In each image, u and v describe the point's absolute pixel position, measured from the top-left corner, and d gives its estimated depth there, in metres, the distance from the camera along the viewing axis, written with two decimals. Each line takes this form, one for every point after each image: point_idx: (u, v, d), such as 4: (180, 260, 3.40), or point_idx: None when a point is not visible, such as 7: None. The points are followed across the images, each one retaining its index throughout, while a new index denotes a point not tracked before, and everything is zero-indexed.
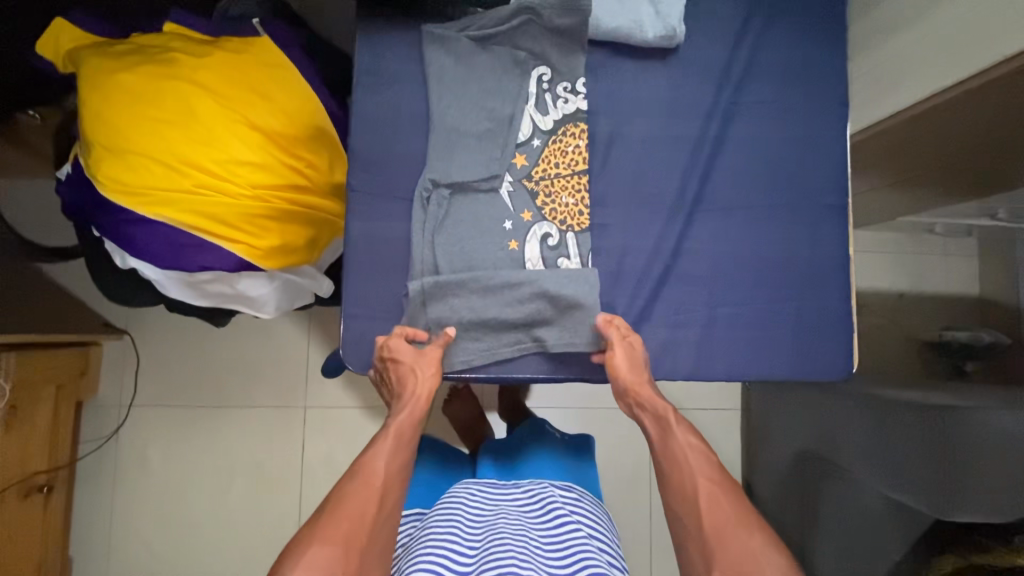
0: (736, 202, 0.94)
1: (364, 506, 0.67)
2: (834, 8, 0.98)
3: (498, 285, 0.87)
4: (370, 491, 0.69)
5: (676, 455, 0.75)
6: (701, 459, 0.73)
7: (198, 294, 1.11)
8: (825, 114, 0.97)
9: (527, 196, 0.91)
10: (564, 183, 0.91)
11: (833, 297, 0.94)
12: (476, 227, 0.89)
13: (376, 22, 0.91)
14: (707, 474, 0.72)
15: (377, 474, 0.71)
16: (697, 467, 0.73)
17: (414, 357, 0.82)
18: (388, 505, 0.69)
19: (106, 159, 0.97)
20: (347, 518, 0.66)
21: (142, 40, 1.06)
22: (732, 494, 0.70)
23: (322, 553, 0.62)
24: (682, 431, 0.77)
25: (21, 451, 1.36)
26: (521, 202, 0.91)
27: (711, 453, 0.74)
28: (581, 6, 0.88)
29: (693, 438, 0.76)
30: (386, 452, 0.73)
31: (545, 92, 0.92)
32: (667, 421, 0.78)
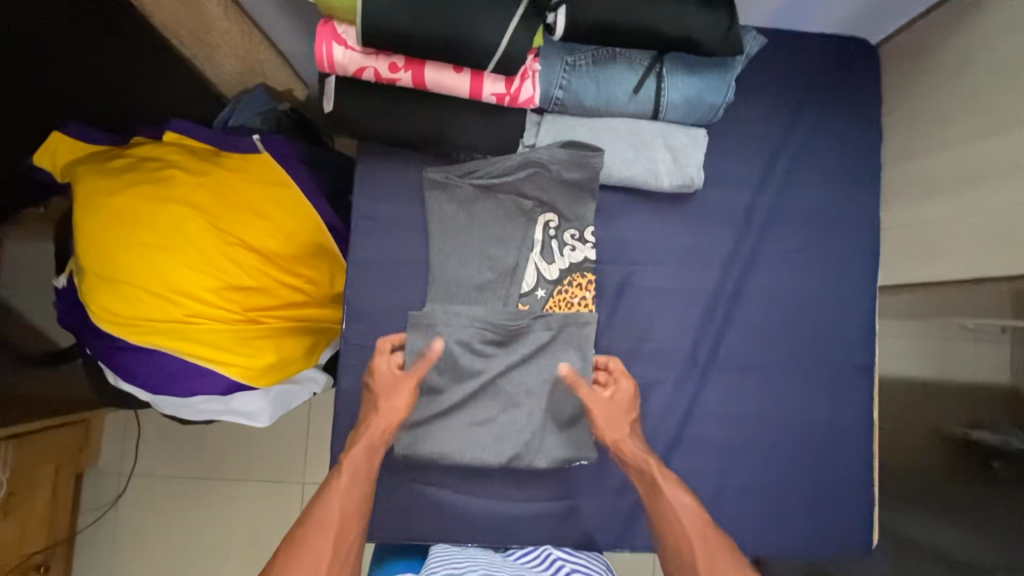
0: (753, 359, 0.89)
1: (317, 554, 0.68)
2: (862, 150, 0.93)
3: (490, 423, 0.84)
4: (326, 532, 0.70)
5: (669, 517, 0.73)
6: (695, 516, 0.72)
7: (190, 413, 1.06)
8: (852, 264, 0.91)
9: (540, 334, 0.84)
10: (567, 323, 0.84)
11: (855, 464, 0.90)
12: (470, 356, 0.83)
13: (379, 162, 0.87)
14: (701, 528, 0.71)
15: (332, 515, 0.71)
16: (689, 525, 0.71)
17: (383, 383, 0.80)
18: (343, 545, 0.70)
19: (96, 288, 0.95)
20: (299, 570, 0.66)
21: (139, 151, 1.03)
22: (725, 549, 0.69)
23: None
24: (669, 486, 0.75)
25: (19, 532, 1.40)
26: (535, 340, 0.84)
27: (699, 506, 0.73)
28: (591, 162, 0.82)
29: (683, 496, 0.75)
30: (340, 491, 0.73)
31: (552, 240, 0.87)
32: (657, 483, 0.76)
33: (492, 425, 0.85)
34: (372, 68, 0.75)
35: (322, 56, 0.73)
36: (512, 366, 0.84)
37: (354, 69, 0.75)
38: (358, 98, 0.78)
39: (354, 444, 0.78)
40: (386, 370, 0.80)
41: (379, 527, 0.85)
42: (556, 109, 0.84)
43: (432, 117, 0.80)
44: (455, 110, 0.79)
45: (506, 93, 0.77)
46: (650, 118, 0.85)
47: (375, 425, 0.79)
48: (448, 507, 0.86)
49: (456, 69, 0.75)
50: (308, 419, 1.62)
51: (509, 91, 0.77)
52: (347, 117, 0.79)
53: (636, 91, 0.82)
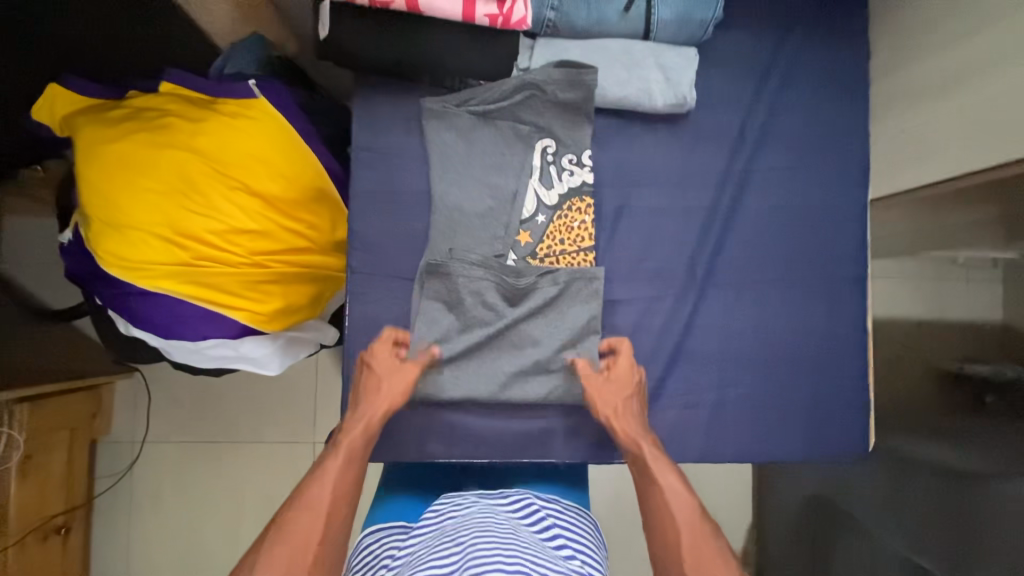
0: (749, 274, 0.92)
1: (315, 518, 0.65)
2: (850, 67, 0.95)
3: (501, 349, 0.88)
4: (316, 515, 0.65)
5: (656, 500, 0.70)
6: (684, 503, 0.69)
7: (202, 359, 1.09)
8: (843, 180, 0.93)
9: (546, 291, 0.86)
10: (571, 277, 0.86)
11: (852, 375, 0.93)
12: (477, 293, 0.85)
13: (376, 94, 0.88)
14: (690, 517, 0.68)
15: (324, 497, 0.67)
16: (682, 514, 0.68)
17: (384, 371, 0.81)
18: (334, 526, 0.66)
19: (103, 235, 0.96)
20: (297, 533, 0.64)
21: (137, 102, 1.04)
22: (714, 538, 0.66)
23: None
24: (660, 470, 0.73)
25: (37, 496, 1.40)
26: (542, 297, 0.86)
27: (692, 496, 0.70)
28: (586, 81, 0.84)
29: (671, 478, 0.72)
30: (334, 470, 0.70)
31: (550, 165, 0.89)
32: (646, 465, 0.74)
33: (501, 353, 0.88)
34: None
35: None
36: (519, 319, 0.87)
37: None
38: (353, 25, 0.79)
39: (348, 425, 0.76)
40: (388, 365, 0.82)
41: (393, 450, 0.88)
42: (549, 32, 0.85)
43: (427, 41, 0.81)
44: (449, 32, 0.81)
45: (498, 14, 0.78)
46: (641, 38, 0.86)
47: (374, 406, 0.79)
48: (459, 429, 0.89)
49: None
50: (316, 380, 1.65)
51: (502, 11, 0.78)
52: (342, 45, 0.80)
53: (626, 10, 0.83)
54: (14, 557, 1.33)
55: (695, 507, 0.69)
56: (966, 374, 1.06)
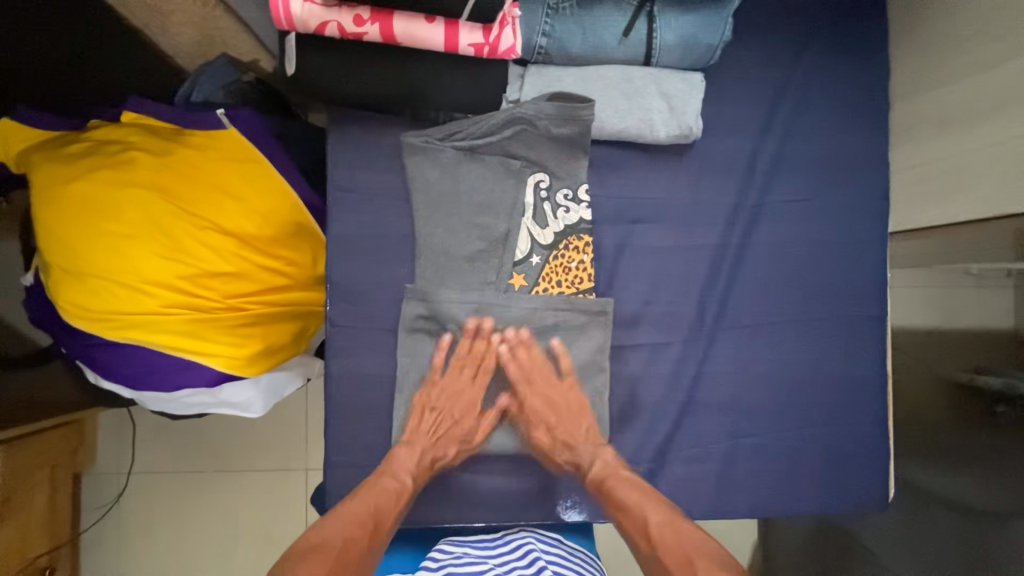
0: (761, 316, 0.85)
1: (379, 501, 0.71)
2: (870, 86, 0.87)
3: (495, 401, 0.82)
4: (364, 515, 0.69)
5: (610, 495, 0.74)
6: (652, 507, 0.71)
7: (181, 406, 1.02)
8: (860, 211, 0.87)
9: (543, 324, 0.81)
10: (576, 306, 0.81)
11: (870, 418, 0.87)
12: (469, 340, 0.80)
13: (353, 129, 0.80)
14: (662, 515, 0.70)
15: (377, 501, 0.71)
16: (642, 501, 0.72)
17: (462, 389, 0.81)
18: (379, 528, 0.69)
19: (65, 283, 0.89)
20: (360, 513, 0.69)
21: (97, 135, 0.96)
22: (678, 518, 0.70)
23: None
24: (609, 470, 0.77)
25: (19, 539, 1.34)
26: (540, 328, 0.82)
27: (642, 484, 0.75)
28: (582, 114, 0.77)
29: (629, 491, 0.74)
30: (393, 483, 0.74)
31: (544, 202, 0.81)
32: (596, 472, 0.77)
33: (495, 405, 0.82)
34: (336, 22, 0.68)
35: (279, 12, 0.66)
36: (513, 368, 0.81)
37: (316, 23, 0.67)
38: (323, 58, 0.71)
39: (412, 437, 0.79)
40: (458, 372, 0.81)
41: None
42: (541, 59, 0.77)
43: (407, 74, 0.73)
44: (432, 62, 0.73)
45: (484, 43, 0.71)
46: (642, 63, 0.79)
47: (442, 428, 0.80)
48: (454, 488, 0.83)
49: (427, 19, 0.69)
50: (306, 406, 1.59)
51: (488, 41, 0.70)
52: (313, 81, 0.72)
53: (626, 34, 0.76)
54: None
55: (649, 493, 0.74)
56: (978, 386, 1.06)
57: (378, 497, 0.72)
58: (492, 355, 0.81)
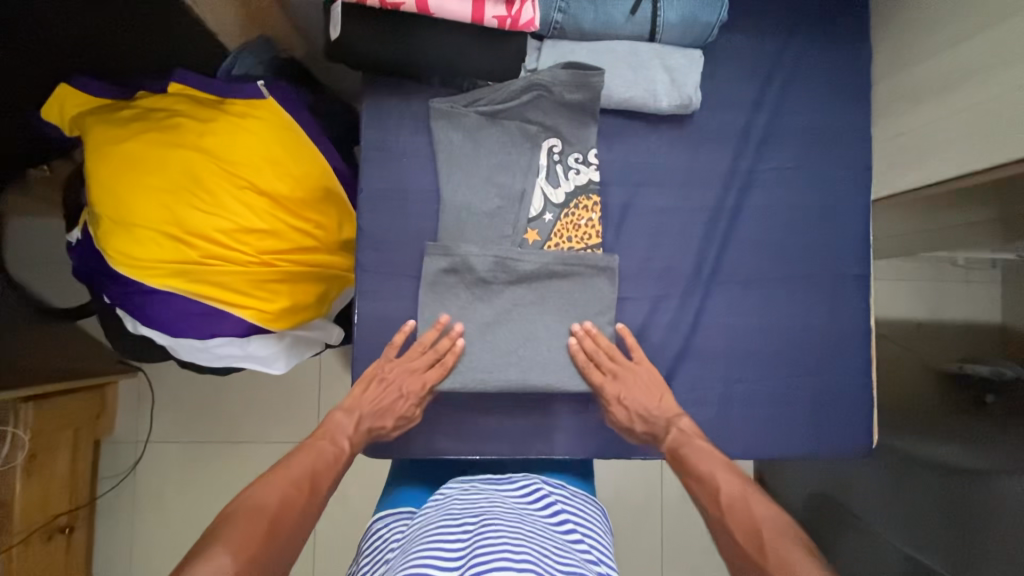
0: (754, 273, 0.93)
1: (314, 464, 0.75)
2: (852, 68, 0.96)
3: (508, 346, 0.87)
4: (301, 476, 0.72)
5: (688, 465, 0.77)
6: (728, 478, 0.73)
7: (209, 357, 1.09)
8: (845, 180, 0.95)
9: (551, 271, 0.87)
10: (582, 261, 0.87)
11: (855, 371, 0.94)
12: (486, 286, 0.88)
13: (385, 93, 0.89)
14: (739, 485, 0.71)
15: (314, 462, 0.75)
16: (719, 475, 0.74)
17: (413, 368, 0.84)
18: (314, 489, 0.72)
19: (113, 233, 0.97)
20: (296, 472, 0.72)
21: (147, 102, 1.04)
22: (757, 495, 0.70)
23: (238, 528, 0.61)
24: (687, 442, 0.80)
25: (41, 497, 1.39)
26: (548, 278, 0.88)
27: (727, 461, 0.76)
28: (592, 81, 0.85)
29: (707, 464, 0.76)
30: (329, 446, 0.78)
31: (556, 164, 0.90)
32: (672, 439, 0.81)
33: (511, 352, 0.87)
34: None
35: None
36: (526, 313, 0.88)
37: None
38: (362, 25, 0.80)
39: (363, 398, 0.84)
40: (418, 357, 0.84)
41: (400, 446, 0.88)
42: (556, 33, 0.86)
43: (437, 43, 0.82)
44: (459, 31, 0.82)
45: (507, 15, 0.80)
46: (647, 40, 0.87)
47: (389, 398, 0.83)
48: (468, 426, 0.90)
49: None
50: (320, 378, 1.65)
51: (510, 13, 0.80)
52: (353, 46, 0.81)
53: (633, 12, 0.84)
54: (19, 558, 1.33)
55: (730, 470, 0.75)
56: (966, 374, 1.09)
57: (310, 462, 0.75)
58: (456, 351, 0.85)
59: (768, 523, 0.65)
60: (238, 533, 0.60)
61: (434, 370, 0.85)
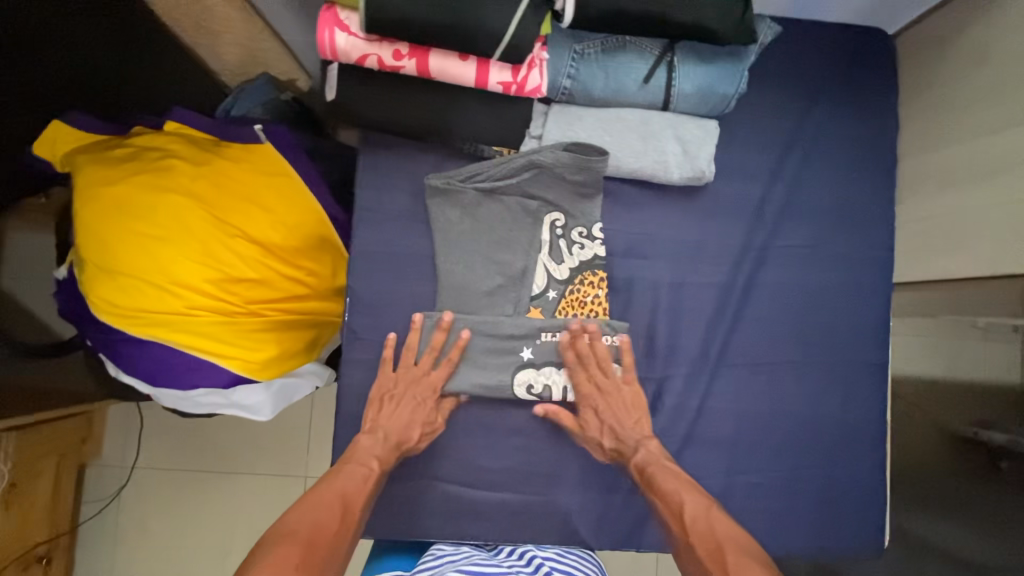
0: (764, 356, 0.88)
1: (324, 518, 0.66)
2: (876, 143, 0.91)
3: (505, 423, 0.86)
4: (333, 509, 0.68)
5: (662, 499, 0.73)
6: (692, 495, 0.72)
7: (192, 405, 1.05)
8: (865, 260, 0.89)
9: (551, 346, 0.83)
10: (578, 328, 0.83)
11: (870, 466, 0.89)
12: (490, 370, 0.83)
13: (384, 153, 0.85)
14: (703, 507, 0.70)
15: (340, 496, 0.70)
16: (687, 509, 0.71)
17: (416, 375, 0.81)
18: (345, 527, 0.67)
19: (96, 279, 0.93)
20: (308, 523, 0.64)
21: (140, 142, 1.01)
22: (720, 516, 0.69)
23: (277, 557, 0.58)
24: (659, 472, 0.76)
25: (21, 526, 1.36)
26: (546, 358, 0.83)
27: (695, 490, 0.73)
28: (594, 164, 0.81)
29: (671, 481, 0.75)
30: (355, 475, 0.74)
31: (559, 239, 0.85)
32: (644, 471, 0.77)
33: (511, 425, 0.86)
34: (375, 55, 0.73)
35: (325, 42, 0.71)
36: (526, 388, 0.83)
37: (357, 55, 0.73)
38: (361, 85, 0.76)
39: (365, 438, 0.79)
40: (421, 361, 0.81)
41: (381, 524, 0.83)
42: (563, 99, 0.82)
43: (438, 107, 0.78)
44: (461, 96, 0.78)
45: (512, 82, 0.76)
46: (660, 108, 0.83)
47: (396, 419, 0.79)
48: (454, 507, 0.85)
49: (461, 57, 0.74)
50: (312, 412, 1.62)
51: (515, 80, 0.76)
52: (350, 107, 0.77)
53: (645, 81, 0.80)
54: None
55: (706, 503, 0.72)
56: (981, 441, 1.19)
57: (341, 485, 0.72)
58: (460, 343, 0.81)
59: (730, 543, 0.65)
60: (272, 568, 0.56)
61: (438, 368, 0.82)
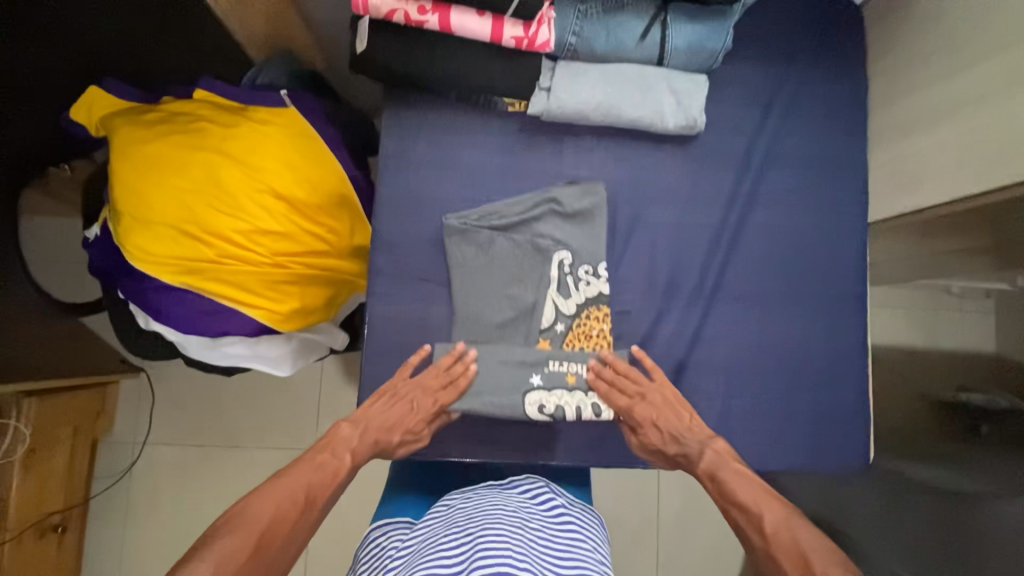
0: (754, 290, 0.96)
1: (280, 510, 0.68)
2: (847, 100, 1.02)
3: None
4: (292, 504, 0.70)
5: (740, 513, 0.71)
6: (770, 506, 0.70)
7: (217, 356, 1.11)
8: (841, 203, 0.99)
9: (559, 375, 0.89)
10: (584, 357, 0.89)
11: (853, 391, 0.97)
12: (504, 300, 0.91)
13: (406, 107, 0.94)
14: (781, 511, 0.69)
15: (305, 489, 0.72)
16: (767, 518, 0.69)
17: (421, 391, 0.85)
18: (297, 527, 0.68)
19: (133, 230, 0.99)
20: (264, 516, 0.66)
21: (172, 106, 1.08)
22: (799, 521, 0.67)
23: (219, 552, 0.61)
24: (733, 480, 0.75)
25: (37, 493, 1.39)
26: (556, 382, 0.88)
27: (773, 498, 0.71)
28: (597, 188, 0.93)
29: (747, 488, 0.73)
30: (324, 468, 0.76)
31: (567, 276, 0.92)
32: (720, 482, 0.76)
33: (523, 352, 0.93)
34: (402, 10, 0.81)
35: None
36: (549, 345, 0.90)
37: (386, 10, 0.81)
38: (388, 40, 0.85)
39: (350, 431, 0.81)
40: (431, 378, 0.86)
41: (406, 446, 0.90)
42: (568, 55, 0.90)
43: (457, 60, 0.86)
44: (478, 51, 0.87)
45: (524, 36, 0.84)
46: (655, 64, 0.92)
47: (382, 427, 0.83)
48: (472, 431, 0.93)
49: (479, 13, 0.82)
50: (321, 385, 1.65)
51: (527, 34, 0.84)
52: (378, 60, 0.86)
53: (642, 38, 0.89)
54: (11, 554, 1.32)
55: (784, 510, 0.69)
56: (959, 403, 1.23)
57: (308, 476, 0.74)
58: (468, 376, 0.87)
59: (818, 555, 0.63)
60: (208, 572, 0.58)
61: (444, 393, 0.86)
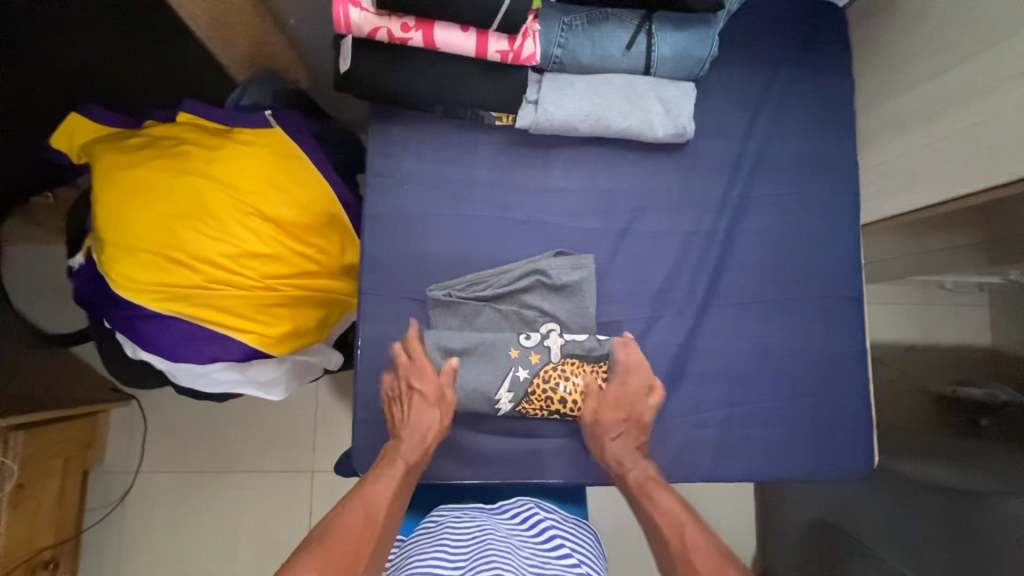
0: (748, 294, 0.95)
1: (358, 535, 0.68)
2: (833, 102, 1.02)
3: None
4: (369, 524, 0.71)
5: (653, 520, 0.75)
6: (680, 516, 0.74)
7: (207, 384, 1.09)
8: (832, 204, 0.99)
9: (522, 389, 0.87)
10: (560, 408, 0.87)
11: (852, 393, 0.96)
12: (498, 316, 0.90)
13: (391, 124, 0.92)
14: (679, 533, 0.72)
15: (378, 508, 0.73)
16: (673, 528, 0.73)
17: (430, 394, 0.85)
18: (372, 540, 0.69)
19: (117, 258, 0.97)
20: (341, 545, 0.66)
21: (155, 130, 1.06)
22: (700, 535, 0.71)
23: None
24: (654, 495, 0.79)
25: (27, 529, 1.35)
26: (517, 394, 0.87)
27: (683, 512, 0.75)
28: (585, 264, 0.90)
29: (668, 499, 0.78)
30: (385, 484, 0.76)
31: (547, 340, 0.90)
32: (641, 490, 0.80)
33: None
34: (385, 28, 0.80)
35: (340, 17, 0.79)
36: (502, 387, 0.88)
37: (369, 28, 0.80)
38: (371, 57, 0.84)
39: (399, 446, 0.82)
40: (428, 384, 0.85)
41: None
42: (555, 68, 0.90)
43: (442, 76, 0.86)
44: (463, 65, 0.86)
45: (509, 50, 0.83)
46: (642, 73, 0.92)
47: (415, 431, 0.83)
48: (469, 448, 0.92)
49: (463, 28, 0.81)
50: (315, 406, 1.61)
51: (512, 48, 0.83)
52: (362, 77, 0.85)
53: (628, 47, 0.89)
54: None
55: (685, 521, 0.74)
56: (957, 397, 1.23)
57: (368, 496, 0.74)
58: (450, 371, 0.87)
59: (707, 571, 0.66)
60: None
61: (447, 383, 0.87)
